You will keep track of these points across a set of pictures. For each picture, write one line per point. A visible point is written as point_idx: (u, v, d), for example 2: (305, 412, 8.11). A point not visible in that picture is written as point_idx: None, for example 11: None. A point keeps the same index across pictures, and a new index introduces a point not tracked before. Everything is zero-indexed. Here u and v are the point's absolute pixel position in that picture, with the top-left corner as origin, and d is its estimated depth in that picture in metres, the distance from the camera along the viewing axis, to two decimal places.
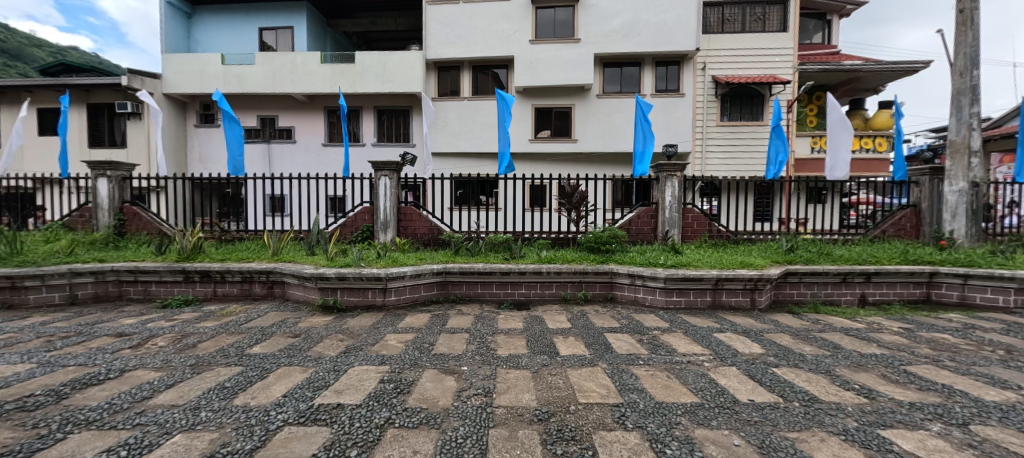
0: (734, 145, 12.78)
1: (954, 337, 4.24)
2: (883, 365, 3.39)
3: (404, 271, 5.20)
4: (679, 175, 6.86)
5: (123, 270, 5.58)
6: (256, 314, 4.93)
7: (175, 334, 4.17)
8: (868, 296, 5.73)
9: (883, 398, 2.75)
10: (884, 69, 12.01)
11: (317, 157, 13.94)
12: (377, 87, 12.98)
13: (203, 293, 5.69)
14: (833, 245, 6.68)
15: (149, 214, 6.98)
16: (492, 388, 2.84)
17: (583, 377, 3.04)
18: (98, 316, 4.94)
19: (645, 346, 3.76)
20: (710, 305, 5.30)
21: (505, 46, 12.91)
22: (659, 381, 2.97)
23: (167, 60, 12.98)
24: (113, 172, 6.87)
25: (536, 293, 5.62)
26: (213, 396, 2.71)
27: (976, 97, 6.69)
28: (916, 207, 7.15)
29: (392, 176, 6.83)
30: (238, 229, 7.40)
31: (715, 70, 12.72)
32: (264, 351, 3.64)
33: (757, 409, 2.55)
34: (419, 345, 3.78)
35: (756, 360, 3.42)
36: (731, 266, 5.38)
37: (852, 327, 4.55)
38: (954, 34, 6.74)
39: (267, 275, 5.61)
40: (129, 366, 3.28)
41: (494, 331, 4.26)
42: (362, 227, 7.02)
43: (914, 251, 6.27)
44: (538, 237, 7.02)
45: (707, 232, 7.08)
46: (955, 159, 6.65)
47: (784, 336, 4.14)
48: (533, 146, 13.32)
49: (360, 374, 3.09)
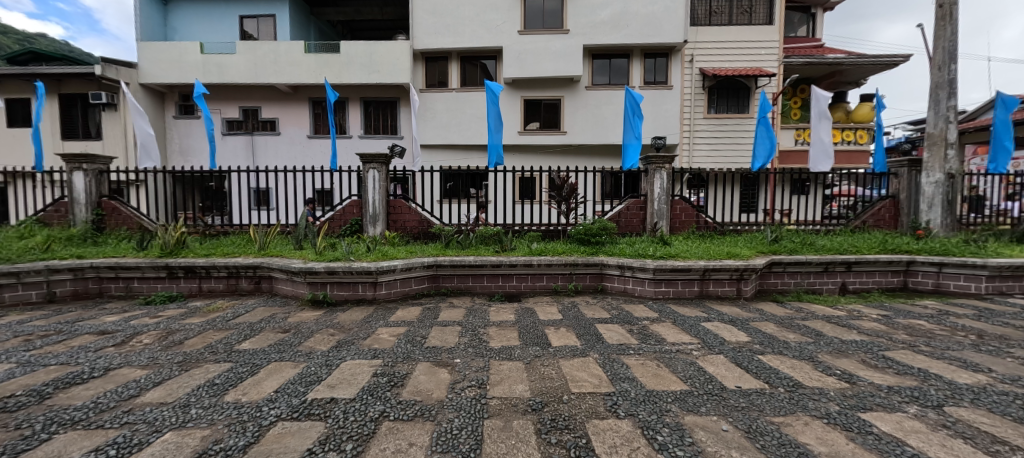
0: (721, 137, 12.94)
1: (930, 323, 4.41)
2: (863, 350, 3.51)
3: (395, 264, 5.19)
4: (668, 167, 6.90)
5: (103, 266, 5.45)
6: (243, 310, 4.87)
7: (160, 331, 4.09)
8: (849, 284, 5.92)
9: (863, 382, 2.85)
10: (866, 63, 12.25)
11: (303, 148, 13.69)
12: (362, 78, 12.75)
13: (187, 289, 5.60)
14: (815, 236, 6.85)
15: (129, 209, 6.75)
16: (486, 380, 2.86)
17: (575, 367, 3.08)
18: (79, 314, 4.83)
19: (635, 336, 3.82)
20: (698, 295, 5.41)
21: (493, 37, 12.79)
22: (650, 370, 3.03)
23: (143, 48, 12.53)
24: (90, 165, 6.61)
25: (527, 286, 5.65)
26: (203, 393, 2.68)
27: (954, 90, 6.82)
28: (894, 198, 7.33)
29: (381, 169, 6.74)
30: (222, 223, 7.20)
31: (702, 62, 12.80)
32: (254, 347, 3.60)
33: (744, 395, 2.62)
34: (411, 338, 3.79)
35: (743, 348, 3.51)
36: (718, 257, 5.49)
37: (834, 315, 4.69)
38: (934, 29, 6.87)
39: (253, 270, 5.53)
40: (114, 364, 3.22)
41: (486, 323, 4.27)
42: (350, 220, 6.92)
43: (892, 241, 6.49)
44: (528, 230, 7.00)
45: (694, 224, 7.17)
46: (932, 151, 6.83)
47: (768, 324, 4.25)
48: (523, 138, 13.26)
49: (353, 368, 3.08)
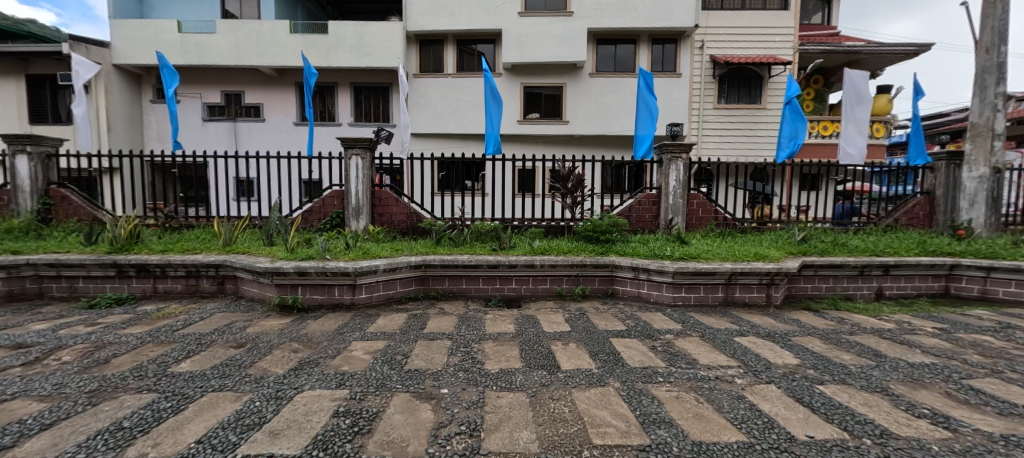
0: (732, 128, 12.25)
1: (999, 339, 3.78)
2: (942, 379, 2.89)
3: (376, 264, 4.50)
4: (685, 157, 6.25)
5: (41, 263, 4.73)
6: (198, 317, 4.17)
7: (88, 345, 3.39)
8: (885, 290, 5.34)
9: (967, 430, 2.22)
10: (885, 52, 11.60)
11: (288, 136, 12.92)
12: (352, 61, 11.93)
13: (140, 290, 4.90)
14: (845, 235, 6.22)
15: (81, 198, 6.02)
16: (480, 424, 2.19)
17: (594, 403, 2.42)
18: (3, 320, 4.11)
19: (661, 357, 3.16)
20: (722, 302, 4.77)
21: (492, 19, 12.02)
22: (688, 409, 2.38)
23: (116, 26, 11.67)
24: (36, 148, 5.84)
25: (528, 289, 4.99)
26: (97, 445, 1.99)
27: (1003, 75, 6.13)
28: (929, 195, 6.68)
29: (365, 155, 6.00)
30: (188, 214, 6.44)
31: (713, 49, 12.09)
32: (193, 369, 2.91)
33: (823, 451, 1.97)
34: (390, 357, 3.11)
35: (796, 375, 2.86)
36: (745, 258, 4.84)
37: (884, 328, 4.06)
38: (981, 7, 6.17)
39: (216, 269, 4.84)
40: (6, 395, 2.53)
41: (481, 337, 3.61)
42: (331, 213, 6.23)
43: (931, 242, 5.88)
44: (529, 225, 6.33)
45: (713, 221, 6.51)
46: (976, 143, 6.20)
47: (814, 341, 3.61)
48: (522, 127, 12.56)
49: (309, 403, 2.39)
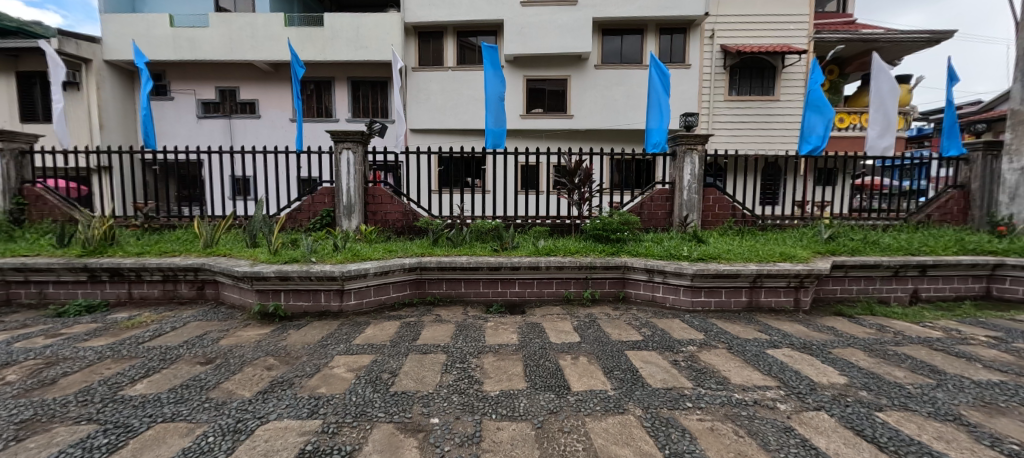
0: (744, 121, 11.76)
1: None
2: (1019, 401, 2.46)
3: (366, 268, 4.10)
4: (700, 149, 5.81)
5: (7, 268, 4.39)
6: (170, 326, 3.80)
7: (39, 361, 3.03)
8: (922, 292, 4.89)
9: None
10: (906, 39, 11.07)
11: (284, 133, 12.57)
12: (349, 54, 11.54)
13: (114, 295, 4.54)
14: (875, 232, 5.77)
15: (57, 197, 5.68)
16: None
17: (612, 439, 2.01)
18: None
19: (685, 374, 2.75)
20: (745, 307, 4.34)
21: (492, 9, 11.58)
22: (728, 445, 1.96)
23: (106, 21, 11.32)
24: (7, 144, 5.49)
25: (533, 293, 4.59)
26: None
27: None
28: (964, 189, 6.22)
29: (357, 149, 5.60)
30: (170, 214, 6.07)
31: (724, 39, 11.59)
32: (148, 391, 2.53)
33: None
34: (375, 376, 2.72)
35: (846, 397, 2.45)
36: (770, 258, 4.41)
37: (932, 337, 3.62)
38: None
39: (194, 273, 4.47)
40: None
41: (479, 350, 3.21)
42: (321, 211, 5.85)
43: (970, 239, 5.41)
44: (533, 224, 5.95)
45: (731, 218, 6.07)
46: (1018, 131, 5.70)
47: (857, 353, 3.19)
48: (524, 122, 12.14)
49: (272, 438, 2.00)
